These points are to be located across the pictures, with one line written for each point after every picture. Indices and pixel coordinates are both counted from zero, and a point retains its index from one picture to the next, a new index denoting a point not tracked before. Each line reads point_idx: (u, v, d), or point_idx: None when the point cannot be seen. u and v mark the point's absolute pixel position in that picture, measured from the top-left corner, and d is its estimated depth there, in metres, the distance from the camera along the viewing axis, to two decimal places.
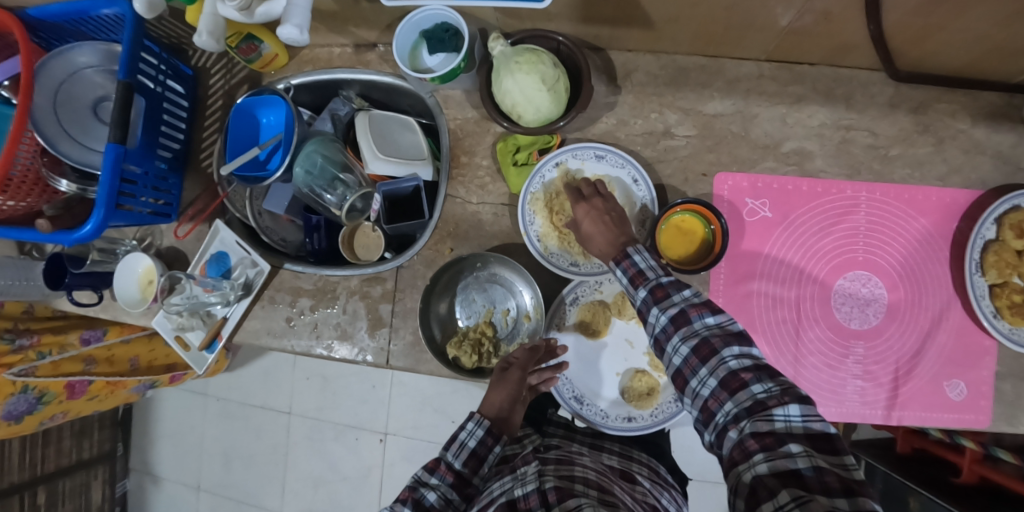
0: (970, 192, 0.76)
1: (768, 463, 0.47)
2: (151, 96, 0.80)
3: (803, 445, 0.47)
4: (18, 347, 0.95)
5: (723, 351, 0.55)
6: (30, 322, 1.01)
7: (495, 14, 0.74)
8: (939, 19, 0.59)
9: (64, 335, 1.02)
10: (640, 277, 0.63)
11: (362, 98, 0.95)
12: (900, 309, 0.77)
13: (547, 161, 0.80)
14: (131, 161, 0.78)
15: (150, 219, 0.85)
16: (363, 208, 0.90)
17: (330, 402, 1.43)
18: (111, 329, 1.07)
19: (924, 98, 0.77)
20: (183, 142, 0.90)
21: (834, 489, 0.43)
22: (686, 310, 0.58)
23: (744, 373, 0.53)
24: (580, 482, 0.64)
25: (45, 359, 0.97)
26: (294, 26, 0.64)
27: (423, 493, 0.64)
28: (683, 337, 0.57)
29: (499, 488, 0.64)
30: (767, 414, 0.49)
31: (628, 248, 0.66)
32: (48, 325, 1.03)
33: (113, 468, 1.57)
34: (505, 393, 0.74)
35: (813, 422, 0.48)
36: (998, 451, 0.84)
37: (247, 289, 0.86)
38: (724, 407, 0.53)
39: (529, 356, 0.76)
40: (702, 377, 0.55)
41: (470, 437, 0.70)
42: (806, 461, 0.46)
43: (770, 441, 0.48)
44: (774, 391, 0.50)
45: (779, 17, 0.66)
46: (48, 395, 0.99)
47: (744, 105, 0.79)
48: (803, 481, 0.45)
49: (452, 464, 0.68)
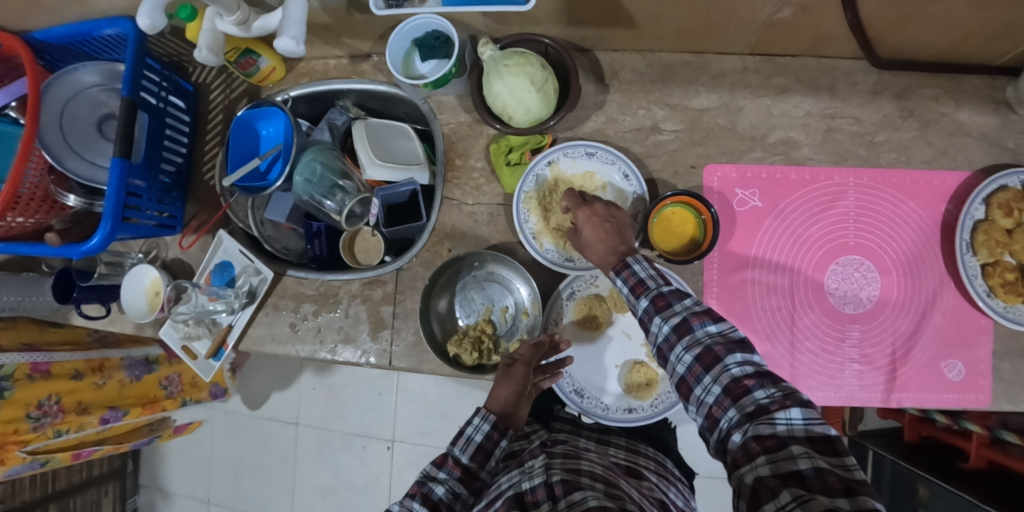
0: (957, 174, 0.78)
1: (771, 465, 0.48)
2: (155, 113, 0.83)
3: (804, 447, 0.48)
4: (40, 424, 0.94)
5: (726, 358, 0.55)
6: (66, 392, 0.97)
7: (484, 20, 0.77)
8: (913, 6, 0.61)
9: (87, 415, 1.00)
10: (640, 286, 0.66)
11: (359, 108, 0.97)
12: (893, 292, 0.78)
13: (539, 161, 0.81)
14: (136, 176, 0.80)
15: (156, 231, 0.88)
16: (363, 213, 0.92)
17: (337, 411, 1.44)
18: (132, 411, 1.08)
19: (907, 84, 0.78)
20: (186, 156, 0.93)
21: (835, 489, 0.44)
22: (688, 318, 0.60)
23: (746, 380, 0.54)
24: (586, 475, 0.64)
25: (60, 436, 0.97)
26: (289, 37, 0.66)
27: (431, 487, 0.66)
28: (687, 346, 0.58)
29: (506, 482, 0.66)
30: (769, 417, 0.50)
31: (627, 258, 0.69)
32: (79, 395, 0.99)
33: (123, 484, 1.58)
34: (510, 389, 0.74)
35: (814, 425, 0.49)
36: (1005, 434, 0.82)
37: (252, 296, 0.88)
38: (727, 414, 0.53)
39: (533, 352, 0.75)
40: (706, 385, 0.56)
41: (476, 432, 0.71)
42: (808, 462, 0.46)
43: (771, 444, 0.48)
44: (777, 396, 0.51)
45: (759, 11, 0.68)
46: (52, 459, 1.00)
47: (729, 99, 0.81)
48: (805, 481, 0.45)
49: (460, 459, 0.69)
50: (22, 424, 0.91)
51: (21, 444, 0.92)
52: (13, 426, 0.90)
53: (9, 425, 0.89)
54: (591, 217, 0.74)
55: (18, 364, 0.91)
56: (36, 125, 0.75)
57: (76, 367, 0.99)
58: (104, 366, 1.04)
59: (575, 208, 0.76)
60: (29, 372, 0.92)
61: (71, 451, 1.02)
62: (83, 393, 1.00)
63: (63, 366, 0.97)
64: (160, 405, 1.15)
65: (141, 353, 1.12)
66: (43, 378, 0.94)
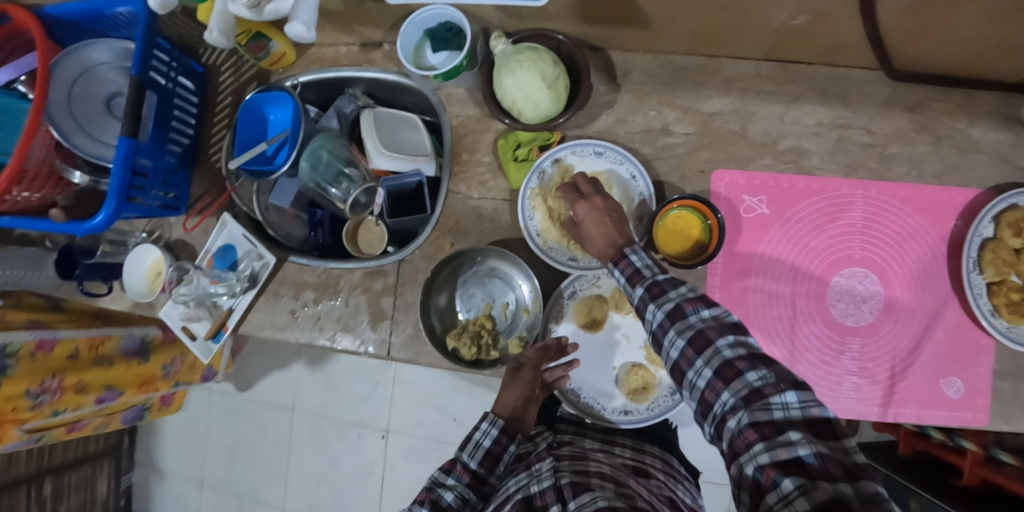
0: (967, 191, 0.77)
1: (769, 452, 0.45)
2: (164, 93, 0.83)
3: (803, 433, 0.45)
4: (39, 402, 0.93)
5: (718, 341, 0.53)
6: (67, 371, 0.98)
7: (497, 13, 0.77)
8: (933, 16, 0.60)
9: (85, 394, 1.00)
10: (637, 276, 0.62)
11: (367, 96, 0.97)
12: (896, 305, 0.78)
13: (547, 157, 0.81)
14: (142, 155, 0.80)
15: (160, 212, 0.88)
16: (367, 202, 0.94)
17: (333, 399, 1.45)
18: (128, 390, 1.07)
19: (921, 98, 0.77)
20: (192, 139, 0.92)
21: (836, 475, 0.42)
22: (681, 304, 0.56)
23: (739, 362, 0.51)
24: (595, 476, 0.64)
25: (57, 414, 0.97)
26: (301, 23, 0.68)
27: (440, 493, 0.66)
28: (679, 330, 0.55)
29: (514, 485, 0.66)
30: (765, 403, 0.47)
31: (624, 249, 0.66)
32: (81, 374, 0.99)
33: (118, 461, 1.59)
34: (518, 392, 0.76)
35: (811, 408, 0.46)
36: (999, 453, 0.83)
37: (253, 281, 0.87)
38: (721, 399, 0.51)
39: (540, 355, 0.77)
40: (698, 369, 0.53)
41: (484, 437, 0.72)
42: (808, 448, 0.44)
43: (768, 430, 0.46)
44: (771, 379, 0.48)
45: (775, 16, 0.67)
46: (44, 436, 1.01)
47: (741, 104, 0.80)
48: (807, 470, 0.43)
49: (468, 465, 0.69)
50: (22, 402, 0.91)
51: (18, 422, 0.91)
52: (13, 404, 0.90)
53: (8, 403, 0.89)
54: (590, 212, 0.72)
55: (22, 342, 0.93)
56: (44, 99, 0.75)
57: (76, 347, 1.01)
58: (103, 345, 1.05)
59: (575, 198, 0.74)
60: (33, 350, 0.94)
61: (65, 427, 1.04)
62: (84, 372, 1.00)
63: (65, 345, 0.99)
64: (155, 386, 1.13)
65: (140, 332, 1.11)
66: (45, 356, 0.95)
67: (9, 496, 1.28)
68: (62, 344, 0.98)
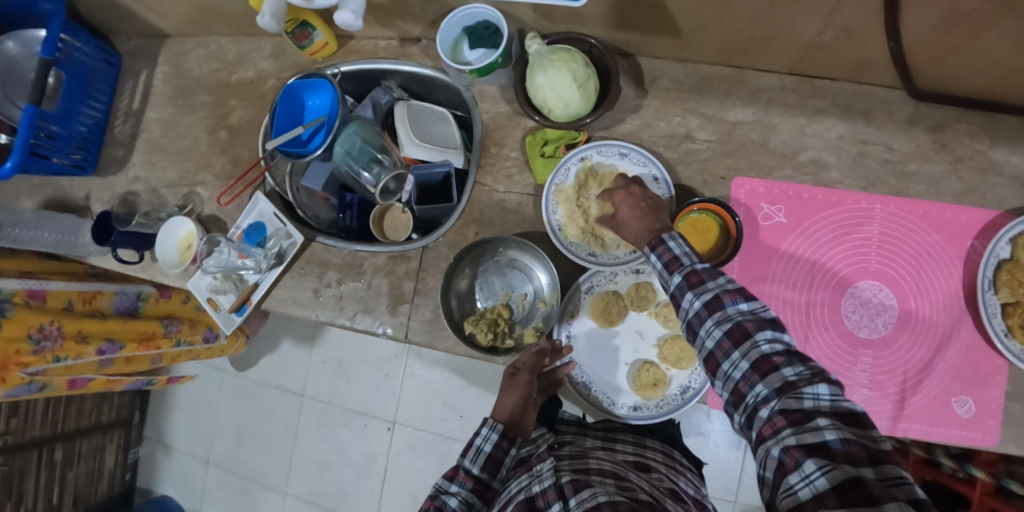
0: (985, 212, 0.78)
1: (795, 436, 0.47)
2: (78, 72, 0.97)
3: (831, 419, 0.47)
4: (40, 348, 0.98)
5: (756, 334, 0.54)
6: (67, 320, 1.02)
7: (533, 14, 0.80)
8: (957, 39, 0.62)
9: (85, 344, 1.04)
10: (674, 263, 0.64)
11: (402, 89, 1.01)
12: (910, 319, 0.78)
13: (572, 156, 0.83)
14: (51, 122, 0.93)
15: (66, 172, 1.00)
16: (395, 188, 0.98)
17: (342, 387, 1.47)
18: (129, 344, 1.10)
19: (943, 118, 0.79)
20: (104, 110, 1.05)
21: (860, 459, 0.44)
22: (720, 295, 0.58)
23: (777, 357, 0.52)
24: (596, 473, 0.66)
25: (59, 362, 1.00)
26: (350, 11, 0.71)
27: (443, 499, 0.68)
28: (717, 321, 0.57)
29: (517, 486, 0.67)
30: (796, 392, 0.49)
31: (662, 235, 0.68)
32: (80, 324, 1.04)
33: (127, 434, 1.62)
34: (515, 397, 0.78)
35: (841, 401, 0.48)
36: (1010, 482, 0.79)
37: (280, 258, 0.90)
38: (755, 390, 0.52)
39: (535, 360, 0.79)
40: (734, 360, 0.55)
41: (485, 442, 0.73)
42: (834, 433, 0.46)
43: (797, 417, 0.48)
44: (805, 374, 0.50)
45: (801, 31, 0.70)
46: (48, 387, 1.03)
47: (764, 115, 0.83)
48: (830, 452, 0.45)
49: (471, 471, 0.71)
50: (23, 345, 0.96)
51: (21, 365, 0.96)
52: (15, 347, 0.95)
53: (9, 345, 0.94)
54: (626, 200, 0.76)
55: (14, 290, 0.97)
56: None
57: (70, 298, 1.06)
58: (96, 299, 1.10)
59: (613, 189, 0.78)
60: (25, 298, 0.99)
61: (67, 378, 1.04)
62: (83, 321, 1.04)
63: (57, 296, 1.03)
64: (156, 343, 1.15)
65: (135, 288, 1.18)
66: (38, 305, 1.00)
67: (22, 458, 1.29)
68: (55, 294, 1.03)
